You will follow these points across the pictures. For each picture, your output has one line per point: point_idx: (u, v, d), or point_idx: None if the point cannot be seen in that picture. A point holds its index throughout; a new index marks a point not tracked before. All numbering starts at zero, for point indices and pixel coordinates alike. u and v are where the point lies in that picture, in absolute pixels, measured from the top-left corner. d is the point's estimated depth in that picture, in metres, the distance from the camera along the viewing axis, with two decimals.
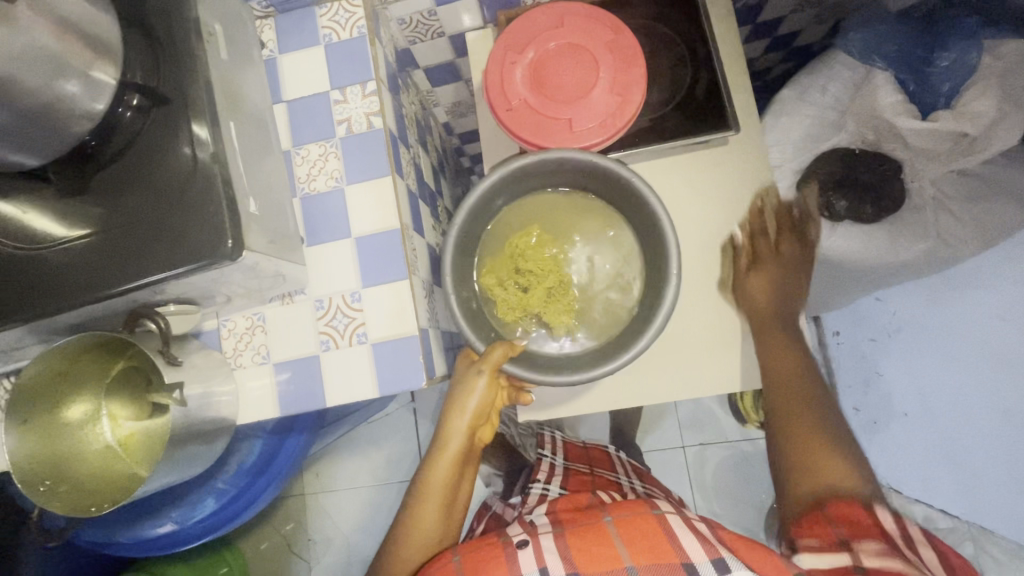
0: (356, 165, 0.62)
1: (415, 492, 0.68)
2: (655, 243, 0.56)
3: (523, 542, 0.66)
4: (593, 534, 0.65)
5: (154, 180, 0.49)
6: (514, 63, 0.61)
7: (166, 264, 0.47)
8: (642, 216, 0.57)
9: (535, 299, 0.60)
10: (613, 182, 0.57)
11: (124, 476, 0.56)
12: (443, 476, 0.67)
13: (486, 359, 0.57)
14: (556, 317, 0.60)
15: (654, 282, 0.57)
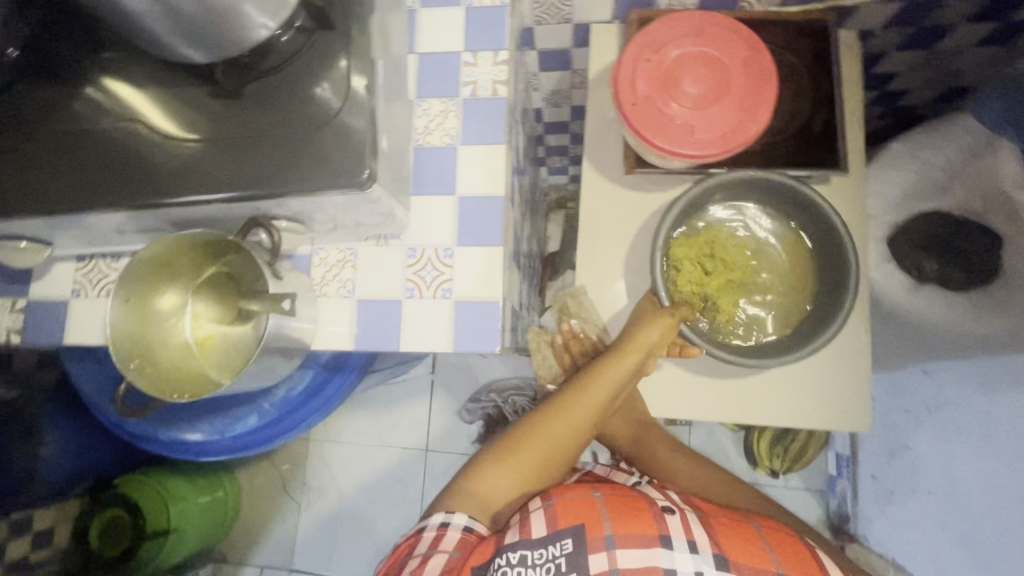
0: (473, 127, 0.64)
1: (567, 397, 0.69)
2: (835, 281, 0.65)
3: (670, 509, 0.64)
4: (746, 534, 0.63)
5: (305, 100, 0.51)
6: (647, 61, 0.62)
7: (305, 180, 0.49)
8: (831, 254, 0.65)
9: (713, 286, 0.69)
10: (815, 219, 0.65)
11: (199, 375, 0.60)
12: (604, 389, 0.68)
13: (677, 313, 0.65)
14: (724, 309, 0.69)
15: (821, 313, 0.65)
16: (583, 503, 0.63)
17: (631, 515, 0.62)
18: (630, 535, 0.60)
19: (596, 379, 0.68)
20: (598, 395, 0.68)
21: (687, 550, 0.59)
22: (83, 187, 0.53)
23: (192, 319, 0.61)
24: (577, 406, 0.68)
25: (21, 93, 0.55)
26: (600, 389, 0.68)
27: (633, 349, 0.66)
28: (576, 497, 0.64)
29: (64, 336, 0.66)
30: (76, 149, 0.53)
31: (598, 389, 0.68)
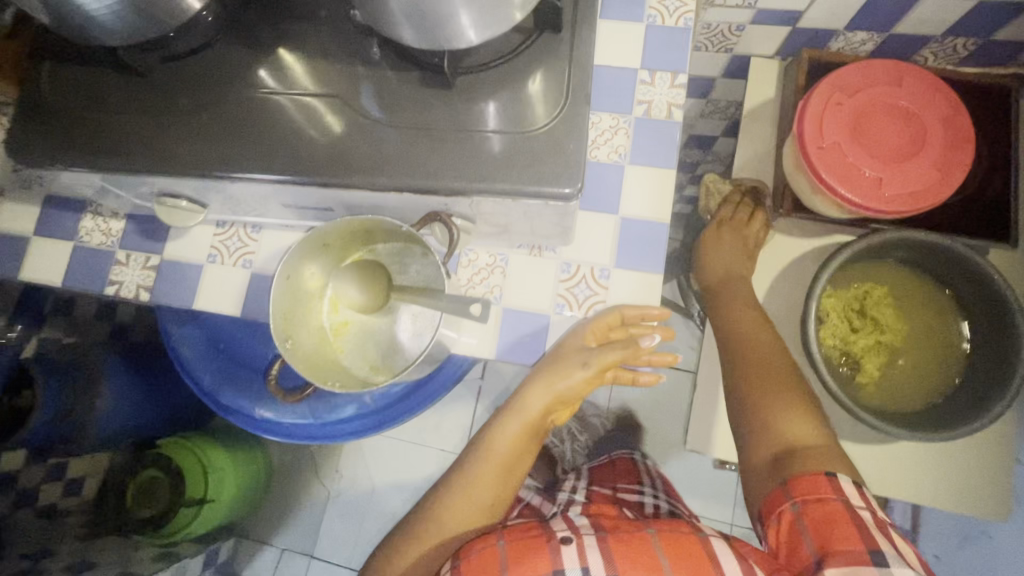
0: (643, 147, 0.62)
1: (469, 457, 0.69)
2: (997, 362, 0.60)
3: (567, 539, 0.61)
4: (642, 549, 0.59)
5: (514, 99, 0.48)
6: (839, 105, 0.59)
7: (510, 180, 0.46)
8: (994, 332, 0.61)
9: (857, 345, 0.66)
10: (986, 294, 0.61)
11: (333, 360, 0.59)
12: (506, 445, 0.66)
13: (599, 361, 0.59)
14: (867, 370, 0.65)
15: (975, 394, 0.61)
16: (485, 558, 0.59)
17: (529, 555, 0.60)
18: None
19: (497, 433, 0.67)
20: (500, 454, 0.67)
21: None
22: (259, 154, 0.50)
23: (331, 301, 0.60)
24: (476, 471, 0.67)
25: (213, 57, 0.53)
26: (501, 448, 0.66)
27: (540, 388, 0.63)
28: (481, 548, 0.60)
29: (193, 301, 0.64)
30: (261, 116, 0.51)
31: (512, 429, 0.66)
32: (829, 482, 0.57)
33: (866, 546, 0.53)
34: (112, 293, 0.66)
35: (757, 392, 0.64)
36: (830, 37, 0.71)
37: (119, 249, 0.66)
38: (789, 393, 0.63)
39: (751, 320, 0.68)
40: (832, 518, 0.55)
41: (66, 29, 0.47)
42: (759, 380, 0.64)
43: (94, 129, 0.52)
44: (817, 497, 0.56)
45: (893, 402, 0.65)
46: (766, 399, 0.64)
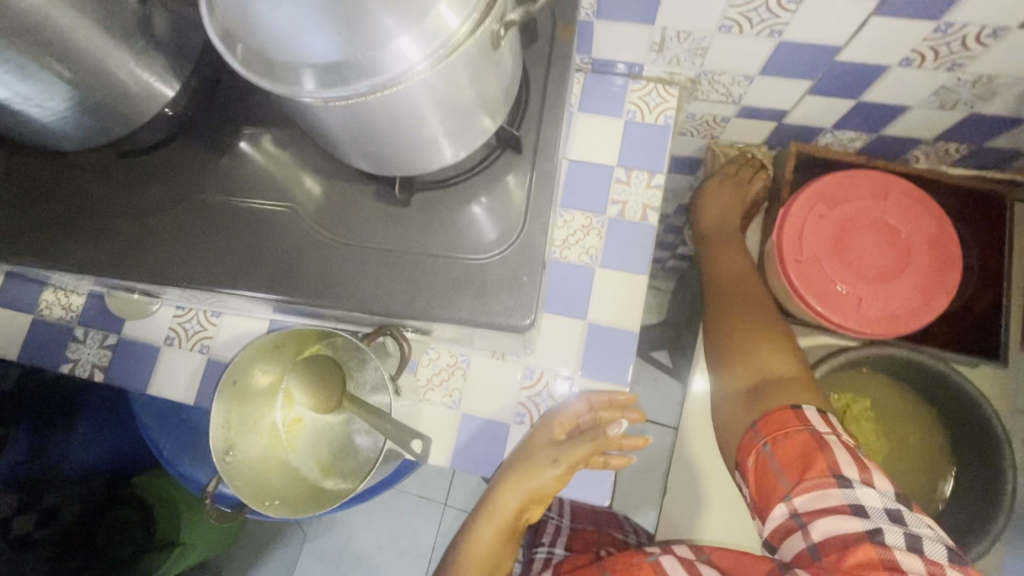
0: (615, 250, 0.60)
1: (449, 563, 0.65)
2: (984, 482, 0.57)
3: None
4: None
5: (473, 219, 0.46)
6: (820, 217, 0.57)
7: (462, 308, 0.44)
8: (977, 451, 0.59)
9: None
10: (967, 412, 0.59)
11: (282, 463, 0.57)
12: (486, 549, 0.63)
13: (568, 458, 0.57)
14: None
15: (964, 517, 0.58)
16: None
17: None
18: None
19: (476, 537, 0.63)
20: (481, 558, 0.63)
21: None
22: (209, 261, 0.48)
23: (285, 399, 0.58)
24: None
25: (174, 155, 0.52)
26: (481, 554, 0.63)
27: (512, 488, 0.60)
28: None
29: (147, 385, 0.63)
30: (214, 222, 0.50)
31: (488, 529, 0.63)
32: (795, 414, 0.54)
33: (830, 471, 0.50)
34: (67, 370, 0.64)
35: (738, 330, 0.63)
36: (818, 133, 0.69)
37: (77, 325, 0.65)
38: (769, 330, 0.62)
39: (737, 271, 0.69)
40: (801, 450, 0.52)
41: (17, 132, 0.46)
42: (740, 316, 0.63)
43: (46, 225, 0.51)
44: (786, 429, 0.54)
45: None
46: (746, 336, 0.62)
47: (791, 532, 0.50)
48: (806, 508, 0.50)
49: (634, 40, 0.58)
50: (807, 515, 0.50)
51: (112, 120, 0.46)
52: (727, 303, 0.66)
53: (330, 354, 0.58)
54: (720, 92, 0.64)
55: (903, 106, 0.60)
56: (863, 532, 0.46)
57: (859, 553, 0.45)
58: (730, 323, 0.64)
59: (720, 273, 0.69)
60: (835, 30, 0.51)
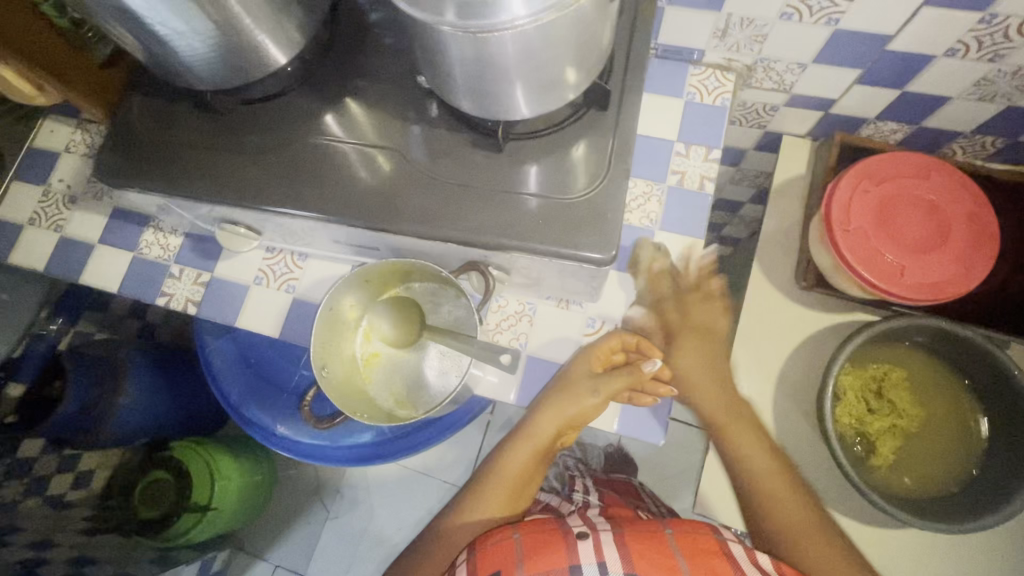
0: (673, 215, 0.65)
1: (482, 474, 0.69)
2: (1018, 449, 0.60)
3: (583, 534, 0.61)
4: (659, 549, 0.58)
5: (559, 167, 0.52)
6: (866, 192, 0.62)
7: (549, 240, 0.49)
8: (1011, 420, 0.62)
9: (873, 427, 0.65)
10: (1001, 381, 0.62)
11: (362, 390, 0.62)
12: (519, 466, 0.67)
13: (607, 388, 0.58)
14: (884, 453, 0.65)
15: (996, 481, 0.61)
16: (497, 552, 0.60)
17: (544, 551, 0.59)
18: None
19: (510, 455, 0.67)
20: (513, 474, 0.67)
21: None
22: (318, 196, 0.54)
23: (365, 331, 0.63)
24: (491, 489, 0.67)
25: (285, 102, 0.58)
26: (514, 469, 0.67)
27: (552, 415, 0.61)
28: (493, 542, 0.62)
29: (235, 320, 0.68)
30: (323, 160, 0.56)
31: (524, 449, 0.66)
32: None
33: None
34: (162, 304, 0.70)
35: (802, 548, 0.59)
36: (861, 123, 0.74)
37: (174, 263, 0.71)
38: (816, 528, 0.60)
39: (765, 467, 0.63)
40: None
41: (160, 69, 0.52)
42: (794, 532, 0.60)
43: (169, 158, 0.57)
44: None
45: (905, 488, 0.65)
46: (814, 563, 0.58)
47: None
48: None
49: (699, 26, 0.64)
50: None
51: (244, 68, 0.53)
52: (770, 512, 0.62)
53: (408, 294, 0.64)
54: (774, 80, 0.70)
55: (945, 97, 0.65)
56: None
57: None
58: (788, 539, 0.60)
59: (751, 472, 0.63)
60: (890, 18, 0.56)
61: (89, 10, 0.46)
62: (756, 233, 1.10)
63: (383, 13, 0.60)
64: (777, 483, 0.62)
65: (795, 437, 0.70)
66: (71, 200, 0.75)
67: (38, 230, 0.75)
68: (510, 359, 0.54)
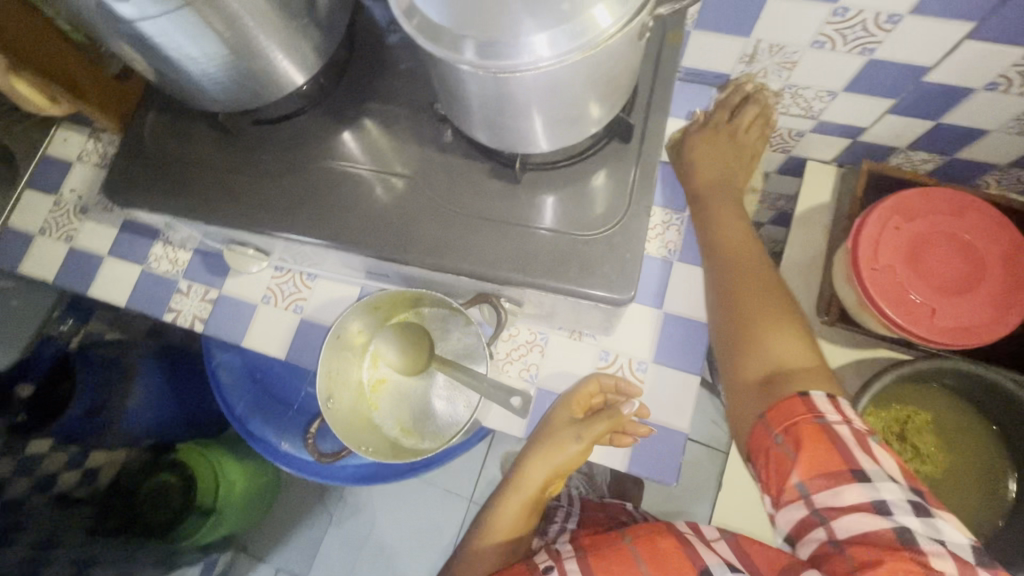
0: (693, 245, 0.63)
1: (473, 533, 0.69)
2: None
3: (548, 567, 0.60)
4: (618, 562, 0.56)
5: (578, 201, 0.50)
6: (895, 229, 0.59)
7: (564, 277, 0.48)
8: None
9: None
10: None
11: (366, 417, 0.61)
12: (514, 518, 0.66)
13: (590, 434, 0.58)
14: None
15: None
16: None
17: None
18: None
19: (503, 509, 0.66)
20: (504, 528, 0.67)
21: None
22: (327, 222, 0.53)
23: (371, 359, 0.62)
24: (483, 546, 0.67)
25: (298, 124, 0.57)
26: (505, 523, 0.66)
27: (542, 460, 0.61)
28: None
29: (242, 339, 0.67)
30: (334, 185, 0.54)
31: (517, 500, 0.66)
32: (803, 402, 0.47)
33: (847, 470, 0.45)
34: (169, 320, 0.69)
35: (748, 311, 0.54)
36: (891, 152, 0.71)
37: (182, 278, 0.70)
38: (780, 312, 0.54)
39: (740, 236, 0.59)
40: (811, 440, 0.46)
41: (171, 89, 0.51)
42: (748, 291, 0.55)
43: (179, 179, 0.56)
44: (793, 419, 0.47)
45: None
46: (756, 323, 0.54)
47: (808, 530, 0.46)
48: (831, 506, 0.45)
49: (726, 51, 0.61)
50: (829, 513, 0.45)
51: (256, 90, 0.51)
52: (731, 275, 0.57)
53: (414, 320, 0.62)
54: (801, 106, 0.67)
55: (983, 130, 0.62)
56: (890, 531, 0.42)
57: (882, 550, 0.42)
58: (739, 306, 0.55)
59: (719, 247, 0.59)
60: (930, 50, 0.54)
61: (97, 30, 0.44)
62: (774, 255, 1.07)
63: (400, 33, 0.58)
64: (752, 257, 0.57)
65: None
66: (82, 210, 0.75)
67: (48, 240, 0.74)
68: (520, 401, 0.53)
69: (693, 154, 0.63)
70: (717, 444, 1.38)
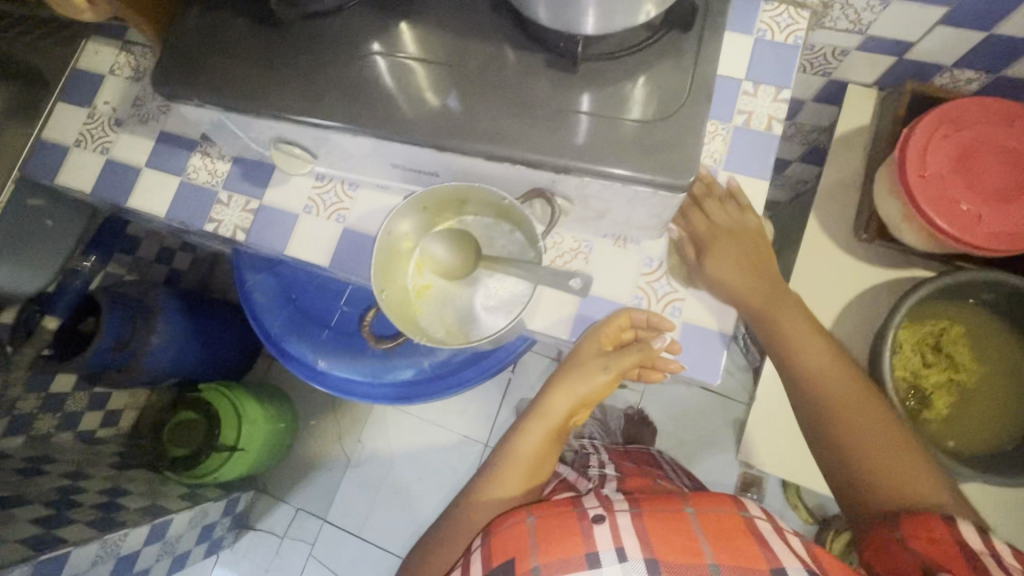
0: (738, 156, 0.63)
1: (498, 458, 0.74)
2: None
3: (599, 517, 0.63)
4: (679, 524, 0.62)
5: (613, 93, 0.50)
6: (944, 137, 0.59)
7: (624, 163, 0.48)
8: None
9: (929, 380, 0.64)
10: None
11: (411, 318, 0.61)
12: (534, 447, 0.72)
13: (617, 364, 0.63)
14: (940, 406, 0.64)
15: None
16: (513, 531, 0.64)
17: (558, 536, 0.62)
18: (555, 561, 0.60)
19: (523, 438, 0.73)
20: (526, 455, 0.72)
21: (615, 560, 0.58)
22: (381, 113, 0.52)
23: (416, 265, 0.63)
24: (505, 468, 0.73)
25: (346, 16, 0.55)
26: (527, 452, 0.72)
27: (565, 393, 0.71)
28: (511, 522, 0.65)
29: (286, 249, 0.68)
30: (387, 75, 0.54)
31: (536, 431, 0.72)
32: (941, 524, 0.50)
33: None
34: (210, 231, 0.69)
35: (859, 448, 0.56)
36: (936, 71, 0.70)
37: (221, 189, 0.70)
38: (896, 446, 0.55)
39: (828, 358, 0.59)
40: (939, 554, 0.48)
41: None
42: (857, 422, 0.56)
43: (229, 70, 0.55)
44: (931, 539, 0.50)
45: (959, 443, 0.64)
46: (875, 463, 0.55)
47: None
48: None
49: None
50: None
51: None
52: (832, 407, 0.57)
53: (459, 225, 0.63)
54: (849, 19, 0.66)
55: None
56: None
57: None
58: (848, 442, 0.57)
59: (812, 376, 0.59)
60: None
61: None
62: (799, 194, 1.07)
63: None
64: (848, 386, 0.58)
65: None
66: (116, 122, 0.74)
67: (84, 152, 0.74)
68: (579, 283, 0.54)
69: (707, 262, 0.60)
70: (729, 390, 1.40)
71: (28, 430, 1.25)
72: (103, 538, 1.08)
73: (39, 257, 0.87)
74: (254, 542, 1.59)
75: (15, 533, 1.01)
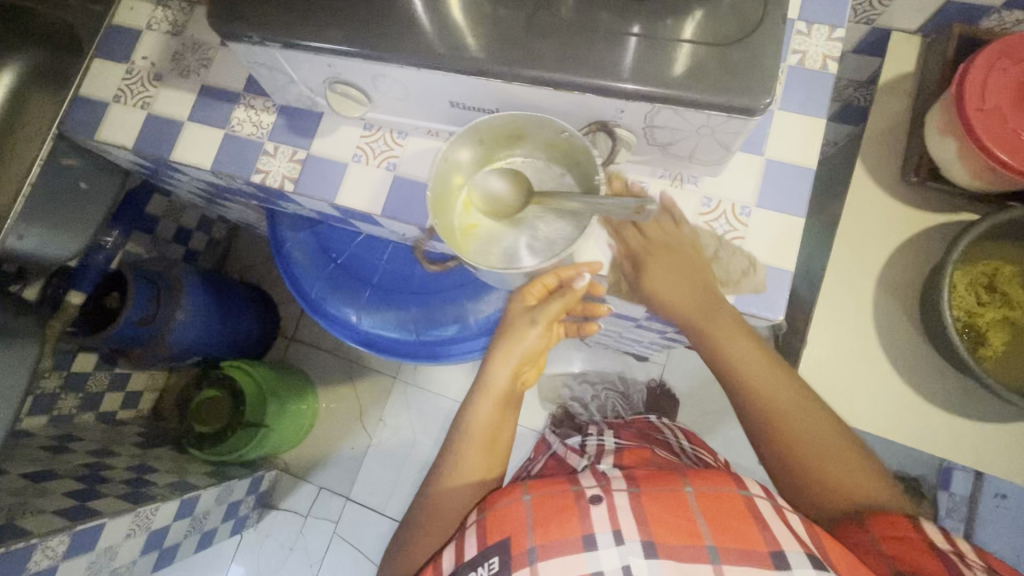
0: (794, 95, 0.63)
1: (454, 440, 0.68)
2: None
3: (596, 498, 0.58)
4: (677, 507, 0.56)
5: (672, 20, 0.49)
6: (1004, 70, 0.59)
7: (697, 88, 0.48)
8: None
9: (983, 318, 0.65)
10: None
11: (460, 251, 0.61)
12: (487, 419, 0.67)
13: (545, 316, 0.66)
14: (994, 343, 0.64)
15: None
16: (507, 510, 0.58)
17: (554, 518, 0.56)
18: (551, 543, 0.54)
19: (474, 411, 0.67)
20: (479, 430, 0.67)
21: (612, 543, 0.53)
22: (442, 40, 0.51)
23: (463, 204, 0.63)
24: (464, 449, 0.67)
25: None
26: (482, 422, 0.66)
27: (507, 356, 0.67)
28: (504, 503, 0.59)
29: (337, 196, 0.67)
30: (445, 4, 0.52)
31: (485, 405, 0.67)
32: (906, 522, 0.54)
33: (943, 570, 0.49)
34: (257, 181, 0.69)
35: (812, 457, 0.59)
36: None
37: (267, 140, 0.69)
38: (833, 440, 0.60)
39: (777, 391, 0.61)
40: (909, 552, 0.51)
41: None
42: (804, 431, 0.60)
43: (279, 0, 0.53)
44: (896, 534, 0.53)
45: (1017, 378, 0.64)
46: (823, 464, 0.59)
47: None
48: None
49: None
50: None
51: None
52: (780, 424, 0.60)
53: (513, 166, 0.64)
54: None
55: None
56: None
57: None
58: (802, 457, 0.60)
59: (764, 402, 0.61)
60: None
61: None
62: None
63: None
64: (787, 400, 0.60)
65: (903, 337, 0.70)
66: (156, 76, 0.73)
67: (124, 106, 0.73)
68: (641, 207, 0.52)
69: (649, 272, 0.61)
70: None
71: (51, 410, 1.25)
72: (136, 509, 1.06)
73: (70, 220, 0.86)
74: (277, 520, 1.58)
75: (50, 505, 1.00)
